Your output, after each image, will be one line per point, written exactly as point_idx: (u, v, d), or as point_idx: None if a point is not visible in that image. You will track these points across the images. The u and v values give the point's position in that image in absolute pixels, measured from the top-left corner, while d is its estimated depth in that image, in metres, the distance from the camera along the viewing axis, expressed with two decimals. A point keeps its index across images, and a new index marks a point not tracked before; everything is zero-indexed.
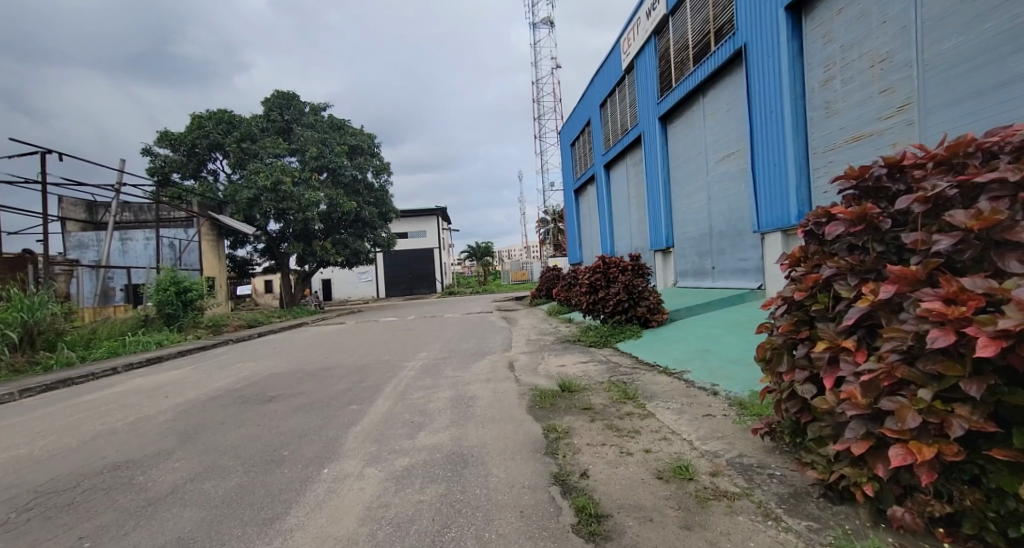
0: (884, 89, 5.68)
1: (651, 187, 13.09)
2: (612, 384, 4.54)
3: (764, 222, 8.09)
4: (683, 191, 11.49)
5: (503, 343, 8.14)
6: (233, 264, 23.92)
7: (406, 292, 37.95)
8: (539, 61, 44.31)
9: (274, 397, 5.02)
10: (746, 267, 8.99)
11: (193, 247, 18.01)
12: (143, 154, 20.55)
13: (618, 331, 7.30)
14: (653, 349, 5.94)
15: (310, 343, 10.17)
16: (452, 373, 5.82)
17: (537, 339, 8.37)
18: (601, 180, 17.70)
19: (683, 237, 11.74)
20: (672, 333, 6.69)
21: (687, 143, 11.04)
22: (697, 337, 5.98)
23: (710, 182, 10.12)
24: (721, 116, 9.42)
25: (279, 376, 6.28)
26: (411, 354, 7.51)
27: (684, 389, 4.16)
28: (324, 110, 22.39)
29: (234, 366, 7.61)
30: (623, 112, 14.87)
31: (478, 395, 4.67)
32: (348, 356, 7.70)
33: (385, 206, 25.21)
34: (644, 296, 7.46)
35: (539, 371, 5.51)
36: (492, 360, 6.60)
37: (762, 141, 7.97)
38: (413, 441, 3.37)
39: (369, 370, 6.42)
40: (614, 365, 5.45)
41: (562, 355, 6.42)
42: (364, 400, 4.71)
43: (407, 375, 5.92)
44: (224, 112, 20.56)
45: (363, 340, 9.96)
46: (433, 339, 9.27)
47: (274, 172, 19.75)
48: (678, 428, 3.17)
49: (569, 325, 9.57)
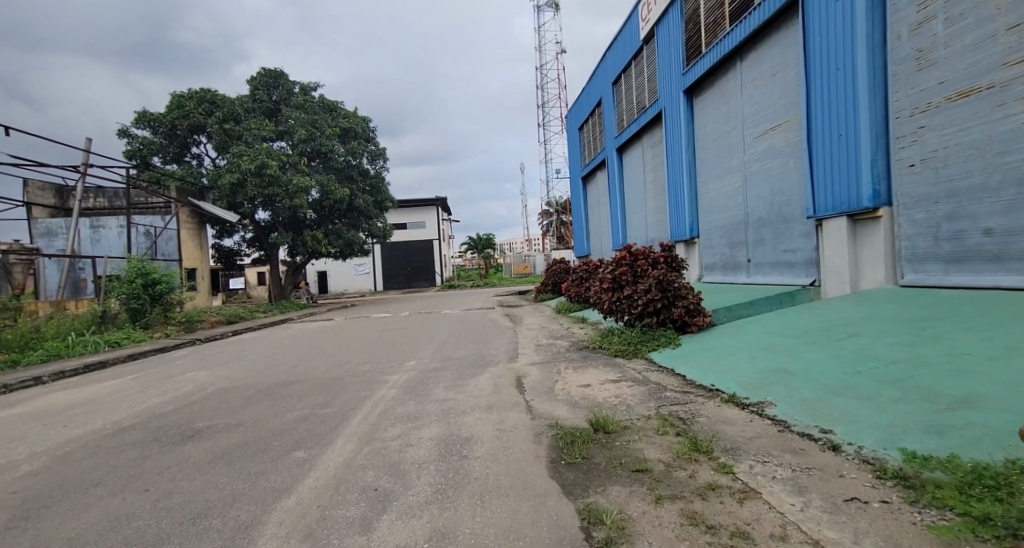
0: (1015, 24, 4.31)
1: (673, 169, 11.68)
2: (666, 425, 3.21)
3: (823, 206, 6.73)
4: (712, 173, 10.11)
5: (507, 349, 6.84)
6: (219, 255, 22.64)
7: (405, 285, 36.66)
8: (544, 47, 42.75)
9: (199, 431, 3.70)
10: (795, 260, 7.64)
11: (170, 236, 16.69)
12: (120, 136, 19.19)
13: (648, 339, 5.92)
14: (702, 365, 4.59)
15: (285, 346, 8.85)
16: (443, 395, 4.50)
17: (548, 345, 7.03)
18: (613, 165, 16.31)
19: (712, 226, 10.35)
20: (721, 340, 5.32)
21: (719, 117, 9.65)
22: (759, 347, 4.61)
23: (748, 161, 8.75)
24: (766, 83, 8.03)
25: (225, 394, 4.94)
26: (398, 363, 6.18)
27: (777, 435, 2.84)
28: (314, 90, 20.94)
29: (182, 376, 6.28)
30: (640, 87, 13.47)
31: (476, 435, 3.34)
32: (321, 364, 6.37)
33: (381, 194, 23.79)
34: (680, 294, 6.08)
35: (558, 395, 4.19)
36: (494, 375, 5.26)
37: (823, 107, 6.58)
38: (368, 539, 2.05)
39: (340, 386, 5.11)
40: (655, 387, 4.13)
41: (584, 370, 5.08)
42: (318, 440, 3.40)
43: (385, 397, 4.59)
44: (206, 91, 19.15)
45: (346, 342, 8.65)
46: (426, 343, 7.91)
47: (259, 155, 18.36)
48: (817, 532, 1.83)
49: (583, 328, 8.22)
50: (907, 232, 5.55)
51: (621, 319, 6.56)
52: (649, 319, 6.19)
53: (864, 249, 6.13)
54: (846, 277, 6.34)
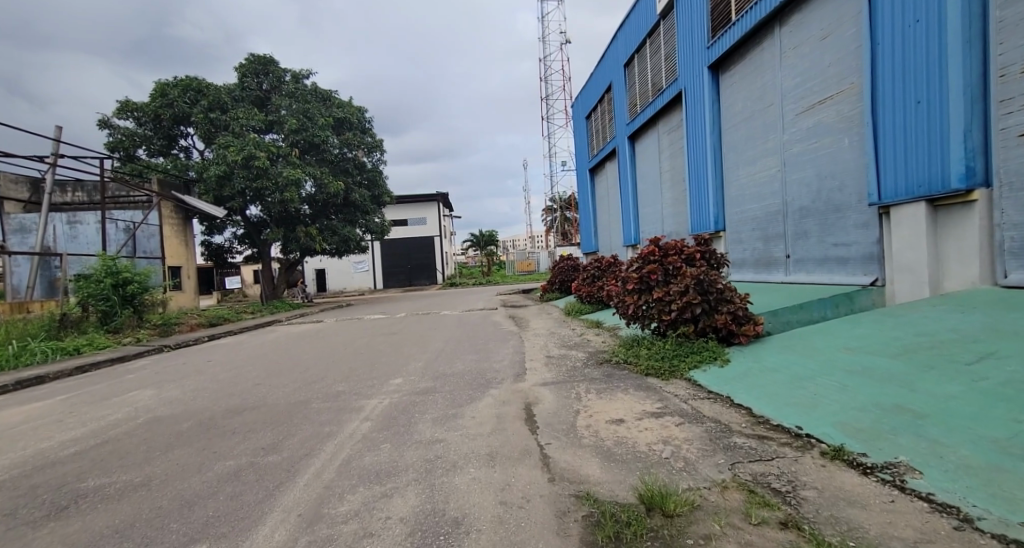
0: None
1: (696, 156, 10.59)
2: (758, 506, 2.07)
3: (892, 189, 5.62)
4: (744, 158, 9.00)
5: (513, 362, 5.78)
6: (209, 252, 21.65)
7: (405, 283, 35.65)
8: (546, 38, 41.71)
9: (81, 498, 2.62)
10: (849, 255, 6.52)
11: (152, 232, 15.66)
12: (100, 127, 18.16)
13: (684, 354, 4.77)
14: (769, 392, 3.49)
15: (262, 354, 7.78)
16: (431, 434, 3.42)
17: (561, 357, 5.93)
18: (624, 155, 15.21)
19: (741, 219, 9.25)
20: (781, 355, 4.21)
21: (754, 94, 8.55)
22: (846, 369, 3.50)
23: (789, 142, 7.66)
24: (815, 48, 6.94)
25: (153, 427, 3.86)
26: (381, 381, 5.12)
27: (956, 538, 1.73)
28: (306, 78, 19.86)
29: (121, 396, 5.21)
30: (657, 67, 12.36)
31: (472, 513, 2.25)
32: (289, 382, 5.30)
33: (378, 188, 22.71)
34: (724, 296, 4.97)
35: (584, 437, 3.13)
36: (497, 401, 4.17)
37: (897, 69, 5.43)
38: None
39: (303, 416, 4.03)
40: (715, 428, 3.01)
41: (611, 396, 3.99)
42: (236, 520, 2.31)
43: (354, 435, 3.51)
44: (191, 79, 18.11)
45: (329, 350, 7.60)
46: (417, 352, 6.87)
47: (247, 146, 17.32)
48: None
49: (599, 335, 7.13)
50: (1013, 219, 4.42)
51: (648, 327, 5.44)
52: (683, 328, 5.08)
53: (949, 241, 5.00)
54: (922, 276, 5.21)
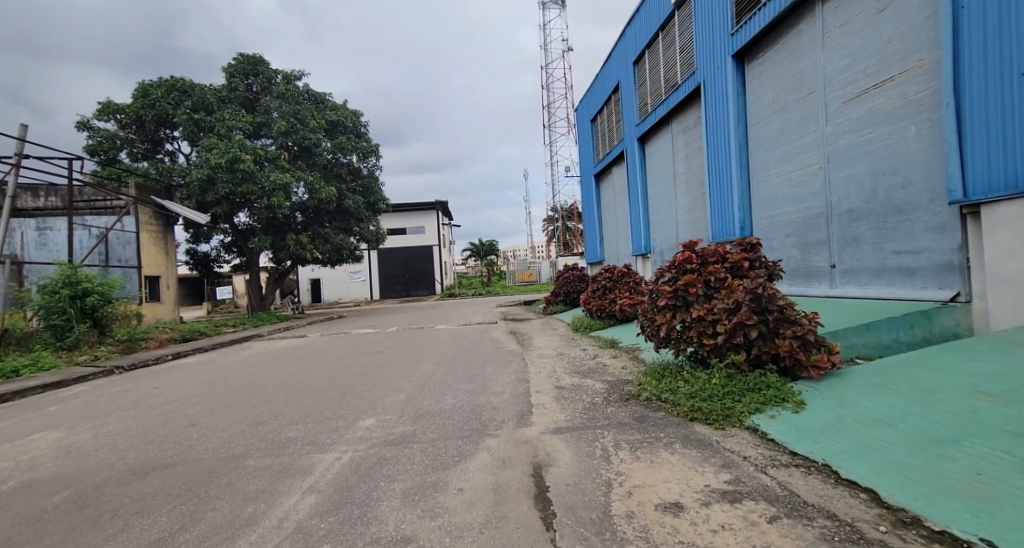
0: None
1: (718, 155, 9.61)
2: None
3: (983, 182, 4.58)
4: (776, 155, 8.00)
5: (516, 395, 4.69)
6: (194, 260, 20.63)
7: (403, 293, 34.57)
8: (547, 45, 41.14)
9: None
10: (917, 264, 5.46)
11: (128, 239, 14.53)
12: (79, 129, 17.19)
13: (739, 393, 3.66)
14: (892, 461, 2.38)
15: (223, 378, 6.68)
16: (395, 523, 2.32)
17: (575, 388, 4.83)
18: (633, 158, 14.26)
19: (773, 224, 8.20)
20: (879, 396, 3.13)
21: (789, 82, 7.57)
22: (1000, 425, 2.42)
23: (836, 134, 6.65)
24: (869, 23, 5.96)
25: (11, 502, 2.74)
26: (347, 425, 4.01)
27: None
28: (298, 79, 18.99)
29: (16, 440, 4.09)
30: (671, 61, 11.43)
31: None
32: (233, 424, 4.19)
33: (373, 195, 21.82)
34: (789, 315, 3.85)
35: (628, 538, 2.05)
36: (496, 460, 3.07)
37: (991, 33, 4.40)
38: None
39: (228, 482, 2.93)
40: (841, 535, 1.89)
41: (652, 457, 2.90)
42: None
43: (286, 522, 2.39)
44: (175, 79, 17.21)
45: (301, 374, 6.53)
46: (401, 380, 5.76)
47: (232, 148, 16.31)
48: None
49: (617, 359, 6.04)
50: None
51: (684, 354, 4.34)
52: (731, 356, 3.98)
53: None
54: None
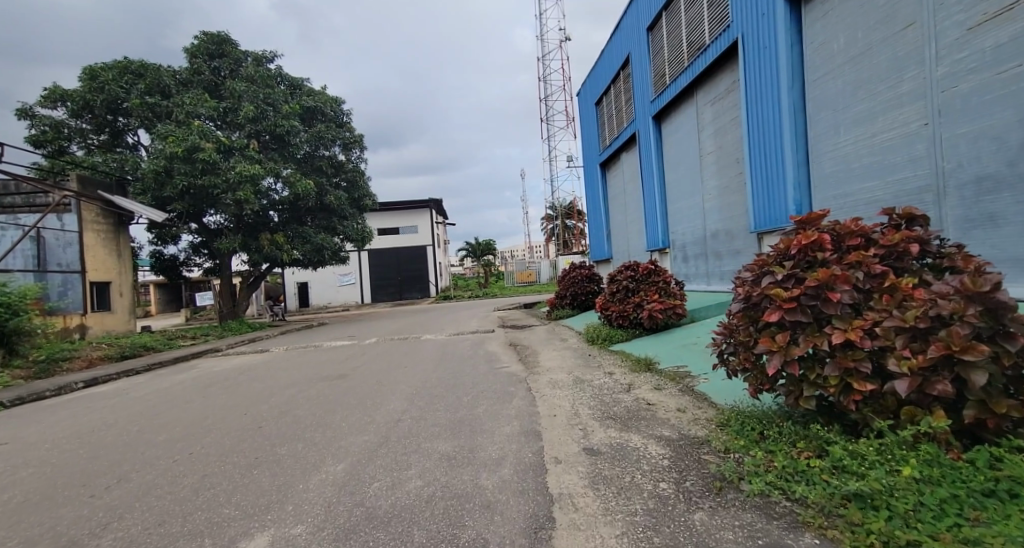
0: None
1: (763, 124, 7.80)
2: None
3: None
4: (852, 115, 6.18)
5: (522, 473, 2.84)
6: (158, 264, 18.63)
7: (395, 296, 32.67)
8: (546, 36, 39.55)
9: None
10: None
11: (69, 240, 12.73)
12: (21, 117, 15.22)
13: (975, 503, 1.83)
14: None
15: (109, 423, 4.76)
16: None
17: (618, 458, 2.97)
18: (648, 139, 12.41)
19: (847, 204, 6.37)
20: None
21: (874, 16, 5.74)
22: None
23: (952, 77, 4.84)
24: None
25: None
26: None
27: None
28: (269, 61, 17.13)
29: None
30: (696, 17, 9.62)
31: None
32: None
33: (359, 190, 20.00)
34: None
35: None
36: None
37: None
38: None
39: None
40: None
41: None
42: None
43: None
44: (130, 60, 15.35)
45: (217, 418, 4.66)
46: (352, 434, 3.89)
47: (191, 135, 14.41)
48: None
49: (666, 395, 4.18)
50: None
51: (811, 407, 2.53)
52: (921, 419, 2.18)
53: None
54: None
